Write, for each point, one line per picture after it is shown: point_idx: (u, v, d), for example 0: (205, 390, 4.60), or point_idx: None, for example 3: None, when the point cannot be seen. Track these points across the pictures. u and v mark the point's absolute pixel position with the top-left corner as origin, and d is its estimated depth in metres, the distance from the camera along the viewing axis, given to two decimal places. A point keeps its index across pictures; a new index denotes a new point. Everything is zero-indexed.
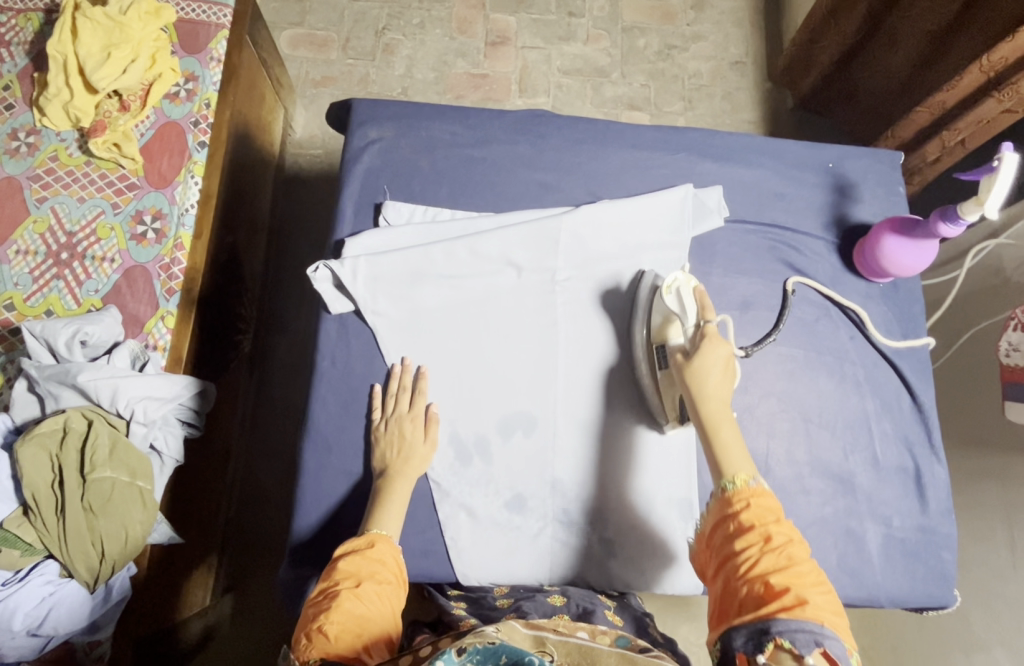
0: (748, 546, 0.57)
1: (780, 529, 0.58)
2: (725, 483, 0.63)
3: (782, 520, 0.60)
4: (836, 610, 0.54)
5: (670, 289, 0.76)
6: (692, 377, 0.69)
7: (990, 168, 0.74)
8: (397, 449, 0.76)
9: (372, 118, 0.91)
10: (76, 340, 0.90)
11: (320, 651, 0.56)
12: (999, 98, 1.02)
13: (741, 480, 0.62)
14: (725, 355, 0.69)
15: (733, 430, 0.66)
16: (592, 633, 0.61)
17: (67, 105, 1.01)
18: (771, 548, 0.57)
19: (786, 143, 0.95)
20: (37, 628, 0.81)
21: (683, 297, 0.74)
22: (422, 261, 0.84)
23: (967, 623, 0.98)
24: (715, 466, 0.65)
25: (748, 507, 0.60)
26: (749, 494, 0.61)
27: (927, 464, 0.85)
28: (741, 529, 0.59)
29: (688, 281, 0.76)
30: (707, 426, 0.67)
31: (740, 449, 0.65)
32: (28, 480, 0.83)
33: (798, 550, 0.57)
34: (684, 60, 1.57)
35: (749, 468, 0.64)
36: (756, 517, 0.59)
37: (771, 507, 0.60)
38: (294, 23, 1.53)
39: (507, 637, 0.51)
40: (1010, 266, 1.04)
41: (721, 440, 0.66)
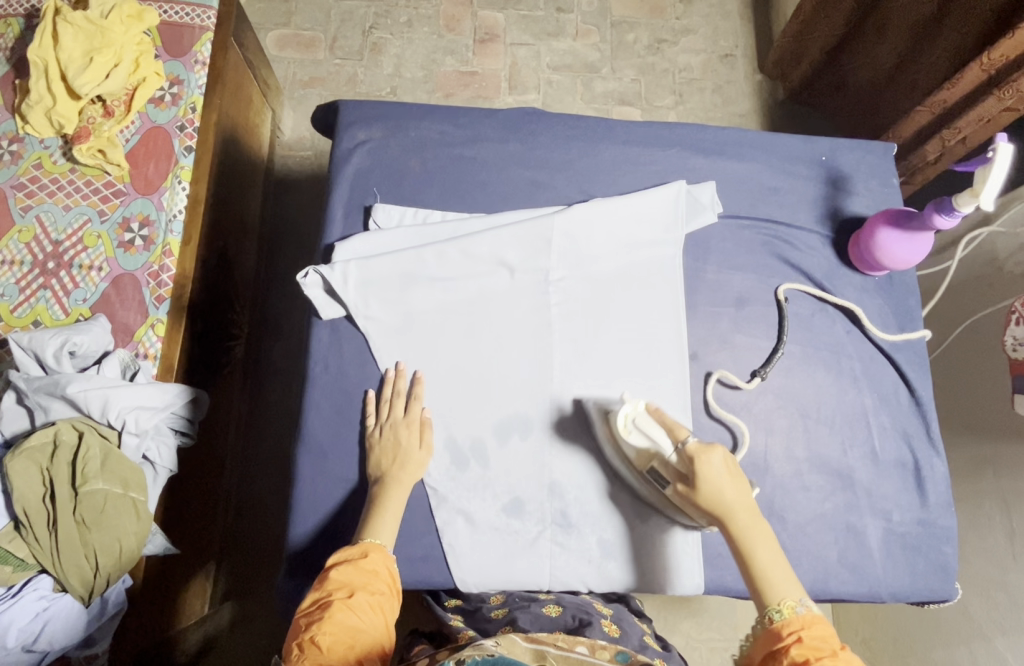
0: None
1: (837, 661, 0.56)
2: (772, 613, 0.61)
3: (838, 649, 0.57)
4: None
5: (628, 430, 0.73)
6: (705, 501, 0.67)
7: (985, 158, 0.74)
8: (392, 457, 0.75)
9: (360, 120, 0.90)
10: (65, 351, 0.88)
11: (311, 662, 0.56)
12: (999, 97, 1.00)
13: (788, 608, 0.61)
14: (722, 459, 0.68)
15: (769, 547, 0.65)
16: (591, 647, 0.60)
17: (50, 112, 0.99)
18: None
19: (779, 136, 0.94)
20: (33, 644, 0.80)
21: (648, 432, 0.72)
22: (413, 263, 0.83)
23: (967, 615, 0.98)
24: (757, 596, 0.63)
25: (801, 640, 0.58)
26: (799, 625, 0.59)
27: (926, 457, 0.85)
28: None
29: (637, 407, 0.74)
30: (743, 549, 0.65)
31: (779, 566, 0.64)
32: (18, 494, 0.82)
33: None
34: (674, 54, 1.56)
35: (794, 589, 0.63)
36: (811, 650, 0.57)
37: (824, 636, 0.58)
38: (280, 24, 1.51)
39: (508, 651, 0.52)
40: (1004, 255, 1.04)
41: (760, 568, 0.64)
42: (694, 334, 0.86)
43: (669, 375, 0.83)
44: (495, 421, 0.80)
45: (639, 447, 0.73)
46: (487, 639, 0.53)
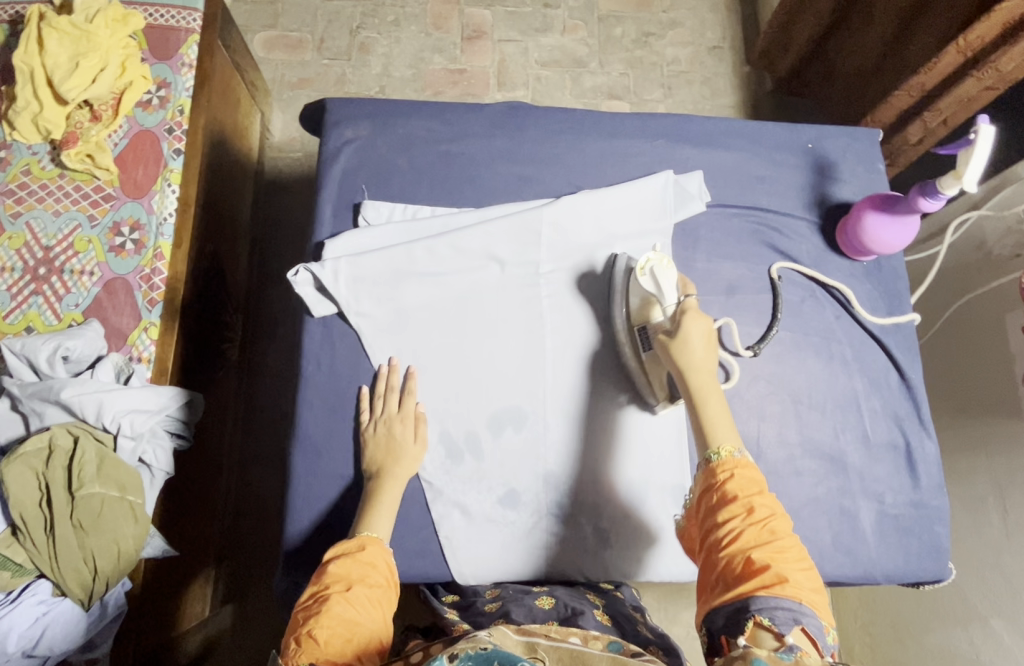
0: (732, 517, 0.58)
1: (763, 501, 0.58)
2: (710, 454, 0.63)
3: (765, 492, 0.60)
4: (814, 585, 0.55)
5: (644, 271, 0.77)
6: (676, 347, 0.69)
7: (967, 141, 0.74)
8: (386, 451, 0.76)
9: (347, 118, 0.90)
10: (58, 355, 0.89)
11: (309, 656, 0.55)
12: (978, 77, 1.01)
13: (726, 451, 0.62)
14: (706, 328, 0.70)
15: (720, 402, 0.67)
16: (585, 638, 0.62)
17: (37, 118, 0.99)
18: (753, 520, 0.57)
19: (764, 125, 0.95)
20: (32, 650, 0.81)
21: (658, 278, 0.75)
22: (403, 260, 0.83)
23: (963, 595, 0.99)
24: (700, 435, 0.65)
25: (732, 478, 0.60)
26: (733, 464, 0.61)
27: (917, 439, 0.85)
28: (724, 500, 0.59)
29: (661, 259, 0.77)
30: (694, 398, 0.67)
31: (725, 418, 0.65)
32: (15, 500, 0.82)
33: (780, 523, 0.57)
34: (661, 47, 1.56)
35: (734, 438, 0.64)
36: (740, 488, 0.59)
37: (753, 478, 0.60)
38: (267, 25, 1.51)
39: (499, 642, 0.53)
40: (992, 240, 1.04)
41: (706, 418, 0.65)
42: None
43: None
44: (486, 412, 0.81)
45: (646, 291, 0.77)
46: (480, 630, 0.52)
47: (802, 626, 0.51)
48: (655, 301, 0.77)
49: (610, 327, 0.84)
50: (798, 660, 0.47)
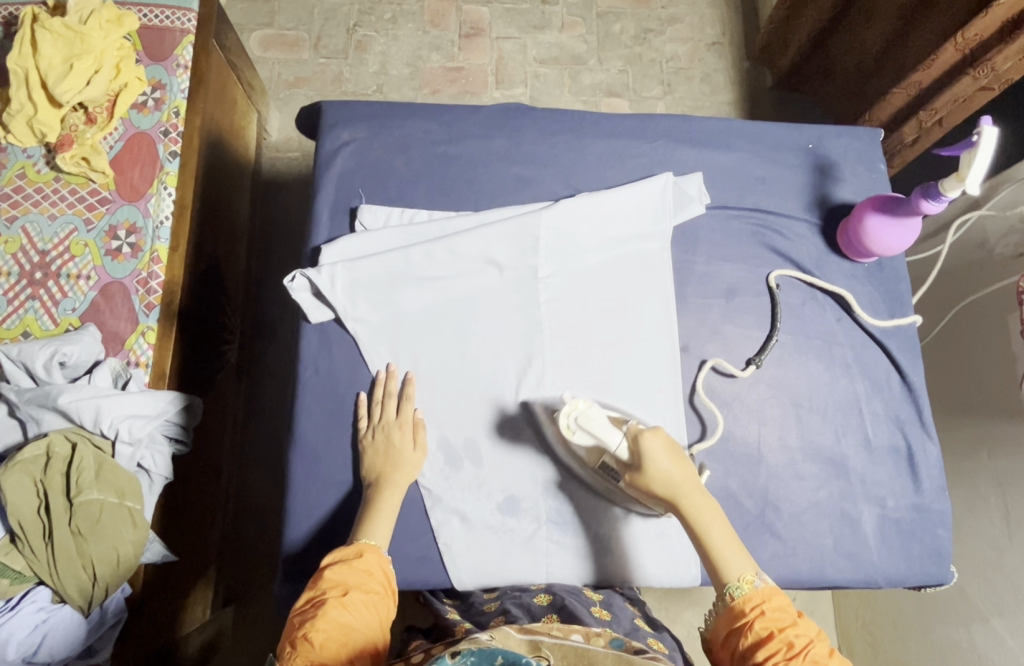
0: (773, 654, 0.58)
1: (798, 630, 0.59)
2: (732, 590, 0.64)
3: (797, 618, 0.61)
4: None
5: (572, 430, 0.72)
6: (653, 482, 0.69)
7: (969, 142, 0.73)
8: (385, 457, 0.75)
9: (343, 120, 0.89)
10: (54, 361, 0.88)
11: (304, 658, 0.55)
12: (974, 76, 1.01)
13: (746, 583, 0.63)
14: (664, 440, 0.70)
15: (722, 529, 0.68)
16: (587, 636, 0.59)
17: (31, 121, 0.99)
18: (795, 653, 0.58)
19: (764, 124, 0.94)
20: (32, 656, 0.81)
21: (590, 428, 0.71)
22: (400, 264, 0.82)
23: (965, 596, 0.98)
24: (714, 574, 0.66)
25: (763, 613, 0.61)
26: (759, 598, 0.62)
27: (918, 442, 0.85)
28: (761, 638, 0.59)
29: (584, 406, 0.72)
30: (694, 528, 0.68)
31: (732, 544, 0.67)
32: (13, 507, 0.82)
33: (819, 649, 0.58)
34: (660, 44, 1.55)
35: (749, 566, 0.66)
36: (774, 620, 0.60)
37: (783, 606, 0.61)
38: (264, 24, 1.50)
39: (501, 644, 0.53)
40: (994, 238, 1.03)
41: (714, 547, 0.67)
42: (685, 326, 0.86)
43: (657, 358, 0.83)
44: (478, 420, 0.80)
45: (585, 444, 0.72)
46: (481, 631, 0.53)
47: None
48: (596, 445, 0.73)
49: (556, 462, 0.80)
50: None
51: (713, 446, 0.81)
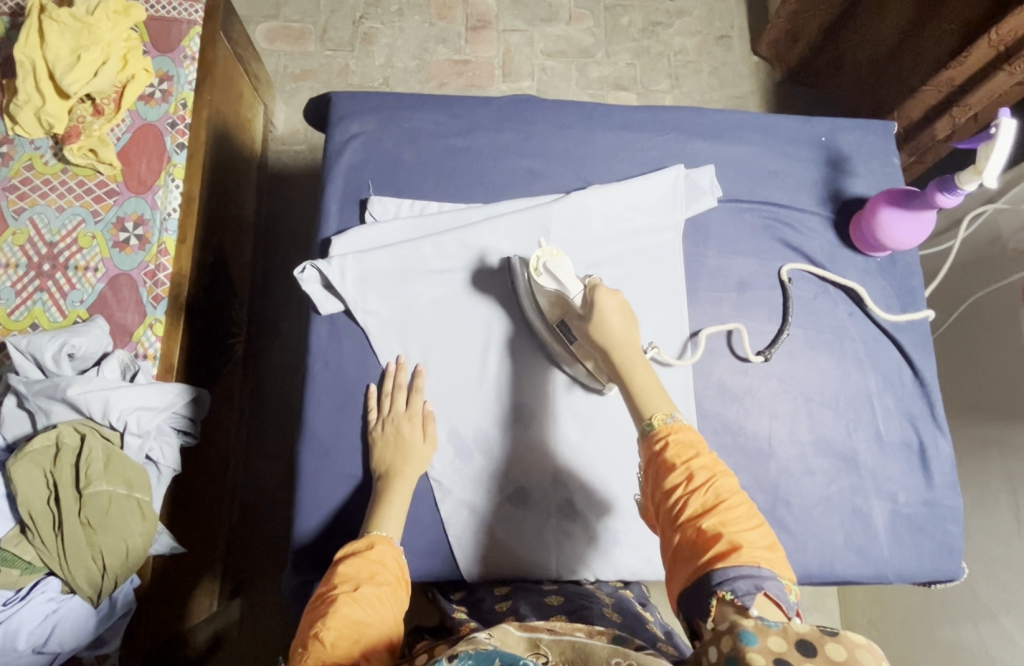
0: (675, 488, 0.57)
1: (702, 463, 0.58)
2: (645, 424, 0.62)
3: (703, 453, 0.59)
4: (768, 547, 0.54)
5: (538, 271, 0.74)
6: (594, 328, 0.69)
7: (987, 135, 0.72)
8: (395, 449, 0.75)
9: (352, 112, 0.89)
10: (63, 353, 0.88)
11: (315, 658, 0.54)
12: (1011, 71, 1.00)
13: (659, 419, 0.62)
14: (619, 302, 0.70)
15: (646, 371, 0.67)
16: (589, 632, 0.56)
17: (39, 112, 0.98)
18: (696, 487, 0.56)
19: (776, 118, 0.93)
20: (43, 646, 0.80)
21: (557, 274, 0.73)
22: (411, 257, 0.83)
23: (974, 591, 0.98)
24: (634, 408, 0.64)
25: (668, 446, 0.59)
26: (667, 430, 0.61)
27: (930, 437, 0.85)
28: (665, 473, 0.58)
29: (551, 254, 0.75)
30: (621, 373, 0.67)
31: (655, 387, 0.65)
32: (24, 498, 0.82)
33: (723, 485, 0.57)
34: (669, 37, 1.54)
35: (667, 404, 0.64)
36: (678, 452, 0.59)
37: (691, 439, 0.60)
38: (270, 16, 1.49)
39: (499, 643, 0.51)
40: (1007, 232, 1.02)
41: (637, 387, 0.65)
42: (695, 321, 0.85)
43: (669, 354, 0.83)
44: (480, 413, 0.80)
45: (549, 290, 0.75)
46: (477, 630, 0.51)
47: (764, 591, 0.50)
48: (551, 298, 0.75)
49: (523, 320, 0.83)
50: (787, 629, 0.45)
51: (724, 440, 0.81)
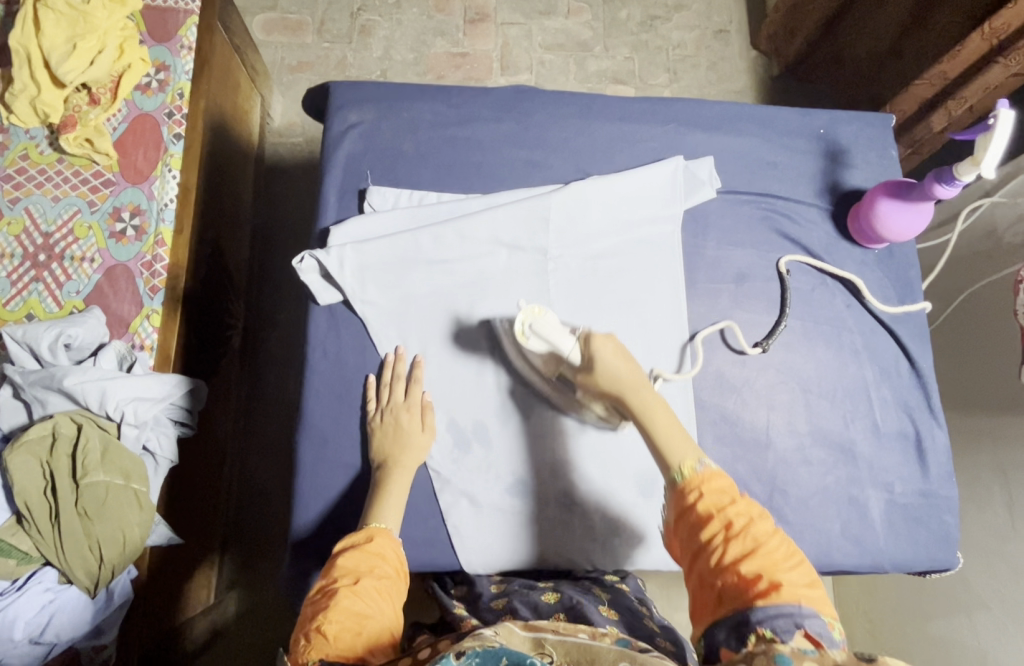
0: (712, 536, 0.57)
1: (738, 508, 0.57)
2: (674, 475, 0.62)
3: (738, 499, 0.59)
4: (811, 585, 0.53)
5: (526, 334, 0.73)
6: (601, 378, 0.69)
7: (985, 126, 0.73)
8: (393, 439, 0.75)
9: (351, 102, 0.89)
10: (60, 343, 0.87)
11: (319, 652, 0.54)
12: (1005, 64, 1.00)
13: (688, 467, 0.61)
14: (614, 345, 0.71)
15: (667, 415, 0.67)
16: (593, 633, 0.57)
17: (35, 101, 0.97)
18: (734, 533, 0.56)
19: (775, 110, 0.94)
20: (39, 637, 0.80)
21: (544, 333, 0.72)
22: (410, 247, 0.82)
23: (967, 582, 0.99)
24: (661, 460, 0.64)
25: (702, 495, 0.59)
26: (699, 481, 0.60)
27: (927, 428, 0.85)
28: (701, 519, 0.58)
29: (535, 312, 0.73)
30: (641, 419, 0.67)
31: (676, 433, 0.65)
32: (19, 487, 0.81)
33: (762, 528, 0.56)
34: (667, 31, 1.54)
35: (694, 451, 0.64)
36: (713, 500, 0.58)
37: (723, 487, 0.59)
38: (267, 7, 1.48)
39: (504, 641, 0.52)
40: (1003, 226, 1.03)
41: (658, 432, 0.65)
42: (694, 311, 0.85)
43: (667, 346, 0.83)
44: (481, 410, 0.80)
45: (541, 350, 0.74)
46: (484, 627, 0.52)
47: (804, 630, 0.48)
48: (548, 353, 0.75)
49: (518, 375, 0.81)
50: (823, 655, 0.47)
51: (722, 431, 0.82)
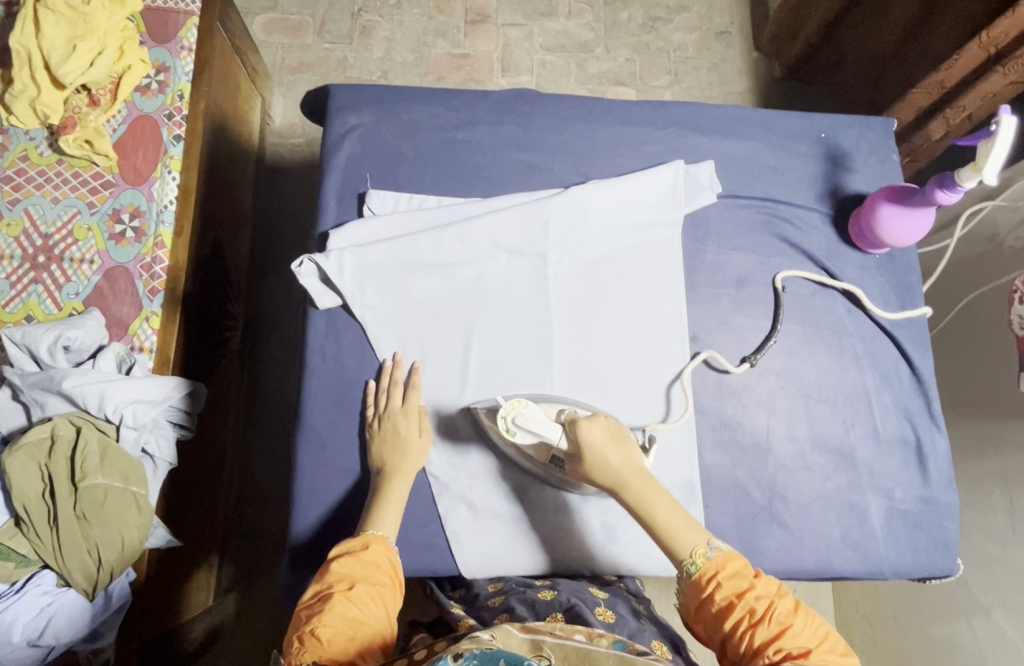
0: (738, 623, 0.59)
1: (758, 591, 0.60)
2: (687, 565, 0.63)
3: (756, 578, 0.61)
4: (833, 651, 0.57)
5: (511, 431, 0.71)
6: (591, 465, 0.68)
7: (987, 131, 0.72)
8: (392, 446, 0.75)
9: (351, 104, 0.88)
10: (59, 346, 0.87)
11: (313, 655, 0.55)
12: (1003, 73, 1.00)
13: (699, 556, 0.63)
14: (601, 427, 0.70)
15: (666, 504, 0.67)
16: (589, 635, 0.57)
17: (34, 102, 0.97)
18: (759, 618, 0.58)
19: (777, 114, 0.93)
20: (38, 639, 0.80)
21: (532, 427, 0.70)
22: (409, 251, 0.82)
23: (967, 588, 0.99)
24: (669, 552, 0.65)
25: (721, 582, 0.61)
26: (715, 568, 0.62)
27: (927, 434, 0.85)
28: (725, 608, 0.60)
29: (516, 406, 0.71)
30: (642, 512, 0.67)
31: (681, 520, 0.66)
32: (18, 489, 0.81)
33: (782, 607, 0.59)
34: (668, 32, 1.54)
35: (701, 537, 0.65)
36: (734, 586, 0.61)
37: (739, 570, 0.62)
38: (267, 8, 1.48)
39: (502, 643, 0.51)
40: (1004, 230, 1.03)
41: (662, 524, 0.66)
42: (694, 316, 0.85)
43: (668, 351, 0.82)
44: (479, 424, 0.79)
45: (529, 442, 0.72)
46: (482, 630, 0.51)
47: None
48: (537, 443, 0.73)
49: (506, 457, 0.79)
50: None
51: (721, 436, 0.81)
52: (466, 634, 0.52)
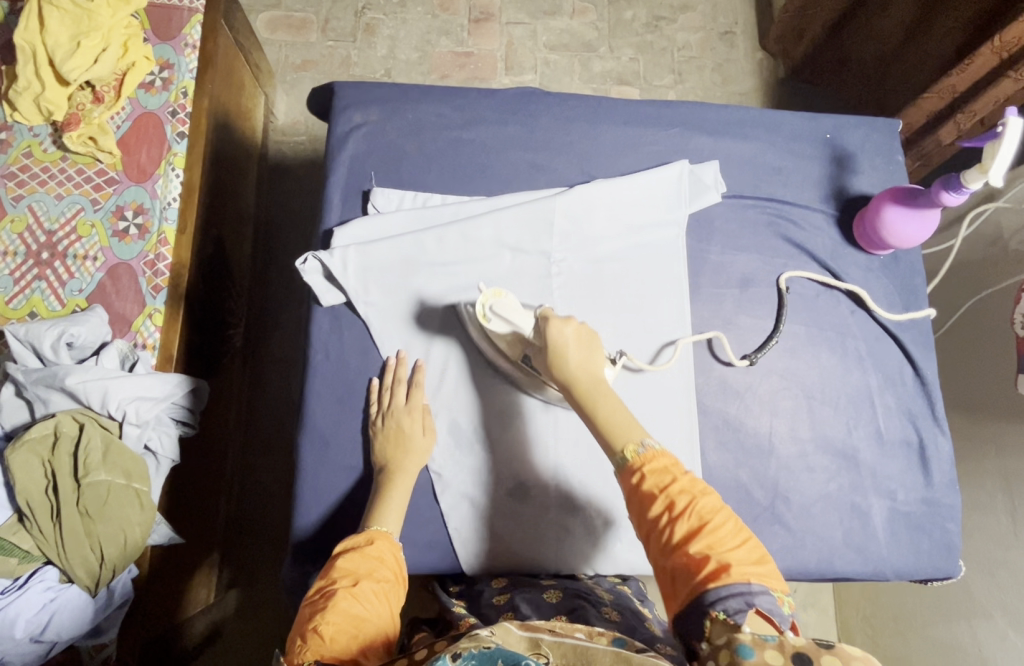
0: (659, 518, 0.58)
1: (682, 487, 0.59)
2: (619, 456, 0.63)
3: (683, 474, 0.60)
4: (754, 562, 0.55)
5: (487, 317, 0.74)
6: (551, 360, 0.69)
7: (994, 134, 0.72)
8: (396, 443, 0.75)
9: (356, 102, 0.88)
10: (62, 341, 0.87)
11: (315, 652, 0.54)
12: (1015, 78, 0.99)
13: (630, 449, 0.62)
14: (572, 330, 0.70)
15: (610, 402, 0.67)
16: (589, 632, 0.57)
17: (38, 98, 0.97)
18: (678, 513, 0.57)
19: (782, 115, 0.93)
20: (40, 635, 0.80)
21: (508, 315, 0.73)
22: (412, 250, 0.82)
23: (969, 590, 0.99)
24: (606, 445, 0.65)
25: (645, 474, 0.60)
26: (643, 459, 0.61)
27: (930, 436, 0.85)
28: (647, 500, 0.59)
29: (494, 294, 0.74)
30: (585, 405, 0.67)
31: (620, 416, 0.66)
32: (22, 486, 0.81)
33: (704, 504, 0.58)
34: (672, 31, 1.54)
35: (638, 432, 0.64)
36: (657, 479, 0.60)
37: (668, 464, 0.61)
38: (271, 5, 1.48)
39: (501, 639, 0.51)
40: (1009, 232, 1.03)
41: (603, 419, 0.66)
42: (697, 316, 0.85)
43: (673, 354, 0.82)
44: (483, 420, 0.80)
45: (503, 333, 0.74)
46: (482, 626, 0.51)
47: (756, 608, 0.51)
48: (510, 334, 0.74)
49: (496, 409, 0.80)
50: (783, 642, 0.47)
51: (724, 436, 0.81)
52: (466, 631, 0.53)
